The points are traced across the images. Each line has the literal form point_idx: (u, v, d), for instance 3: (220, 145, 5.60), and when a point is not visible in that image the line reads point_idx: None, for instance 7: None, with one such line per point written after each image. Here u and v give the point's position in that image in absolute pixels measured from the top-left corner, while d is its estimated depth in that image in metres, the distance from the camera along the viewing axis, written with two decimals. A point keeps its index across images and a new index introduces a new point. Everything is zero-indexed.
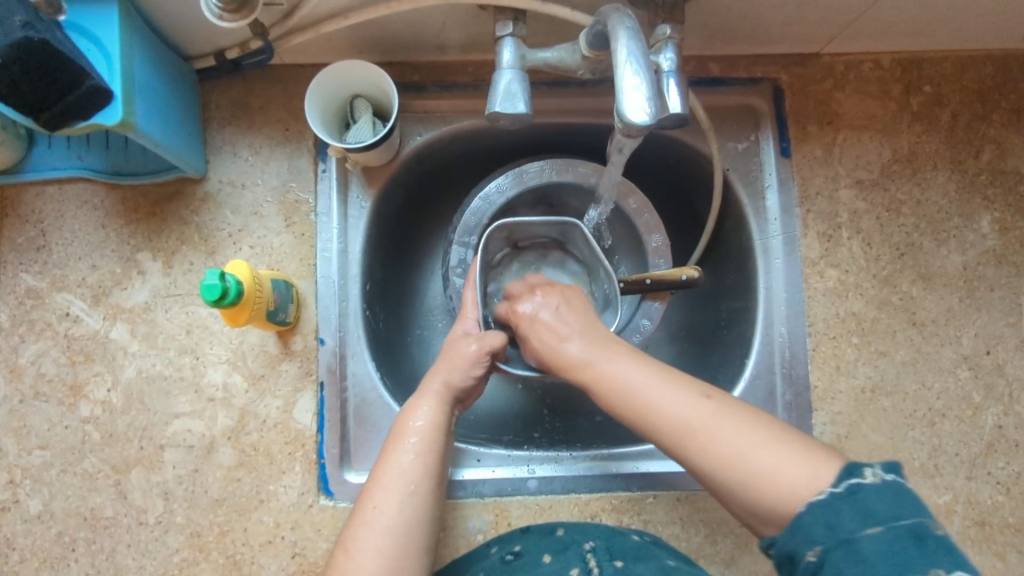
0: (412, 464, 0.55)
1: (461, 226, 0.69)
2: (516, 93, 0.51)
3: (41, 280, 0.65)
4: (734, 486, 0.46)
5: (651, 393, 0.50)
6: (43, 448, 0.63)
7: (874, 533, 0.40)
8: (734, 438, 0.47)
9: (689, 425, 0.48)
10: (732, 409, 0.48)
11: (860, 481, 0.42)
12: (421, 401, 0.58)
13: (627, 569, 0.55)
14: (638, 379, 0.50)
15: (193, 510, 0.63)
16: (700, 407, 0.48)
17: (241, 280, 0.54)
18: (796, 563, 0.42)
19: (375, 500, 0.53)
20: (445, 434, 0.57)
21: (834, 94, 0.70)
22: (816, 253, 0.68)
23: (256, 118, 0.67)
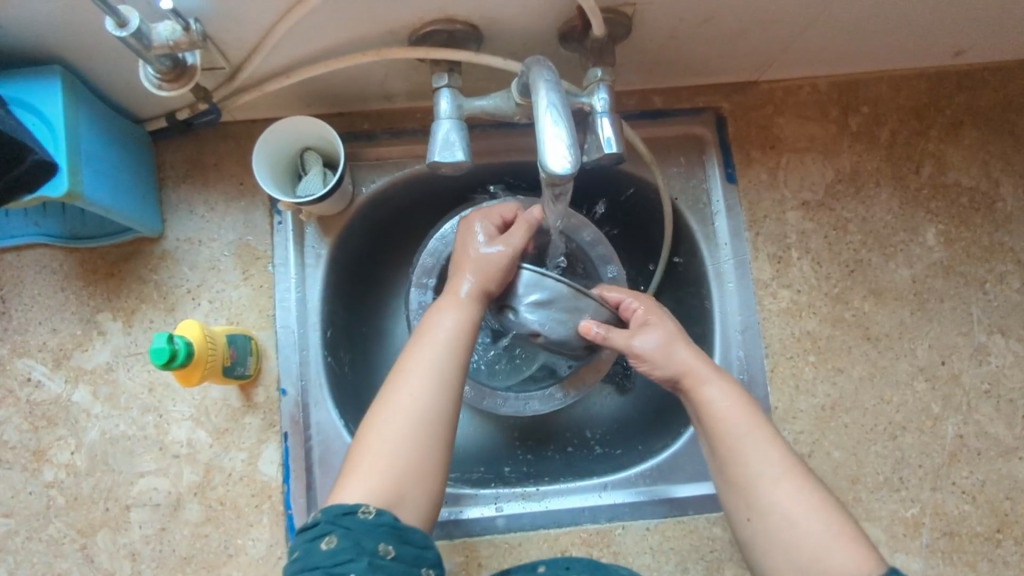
0: (443, 352, 0.55)
1: (419, 267, 0.71)
2: (454, 141, 0.53)
3: (2, 347, 0.65)
4: (772, 529, 0.51)
5: (751, 454, 0.53)
6: (7, 516, 0.63)
7: None
8: (818, 530, 0.50)
9: (776, 489, 0.52)
10: (818, 493, 0.52)
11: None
12: (455, 299, 0.59)
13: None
14: (743, 430, 0.54)
15: (161, 570, 0.63)
16: (790, 481, 0.52)
17: (192, 340, 0.54)
18: None
19: (402, 392, 0.53)
20: (470, 333, 0.57)
21: (774, 120, 0.72)
22: (767, 274, 0.69)
23: (210, 175, 0.68)
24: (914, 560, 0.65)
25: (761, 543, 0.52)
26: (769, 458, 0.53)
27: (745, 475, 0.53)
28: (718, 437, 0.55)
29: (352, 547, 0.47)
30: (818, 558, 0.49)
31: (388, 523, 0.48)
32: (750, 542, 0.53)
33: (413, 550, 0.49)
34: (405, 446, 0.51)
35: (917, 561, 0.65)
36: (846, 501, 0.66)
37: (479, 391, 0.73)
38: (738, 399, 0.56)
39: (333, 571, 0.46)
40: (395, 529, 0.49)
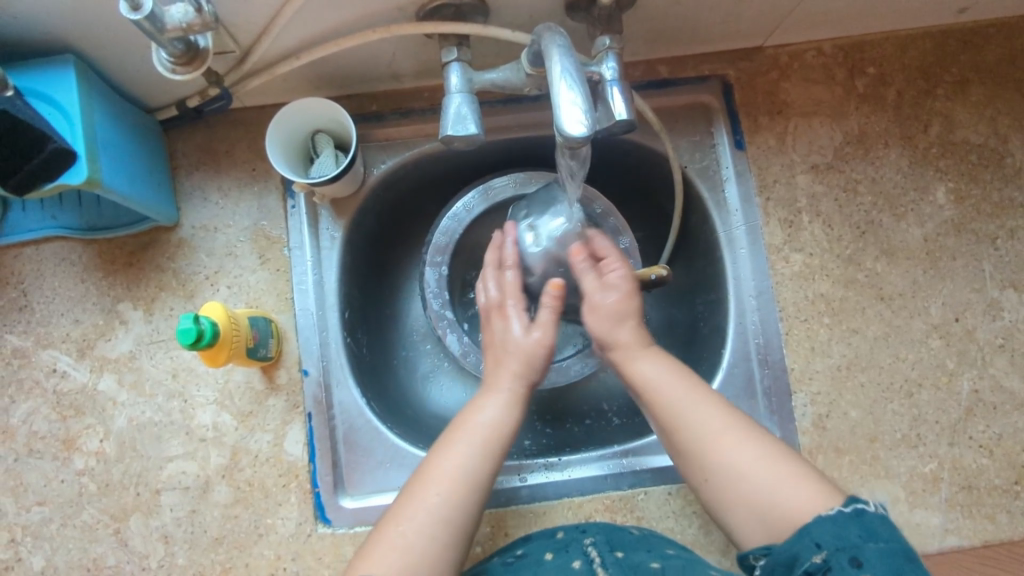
0: (473, 453, 0.55)
1: (432, 245, 0.72)
2: (467, 115, 0.54)
3: (26, 340, 0.66)
4: (732, 477, 0.52)
5: (695, 415, 0.55)
6: (41, 504, 0.64)
7: (875, 548, 0.46)
8: (773, 475, 0.52)
9: (721, 445, 0.53)
10: (765, 445, 0.53)
11: (865, 507, 0.48)
12: (490, 400, 0.58)
13: (627, 559, 0.57)
14: (680, 396, 0.56)
15: (193, 551, 0.64)
16: (736, 438, 0.54)
17: (218, 321, 0.54)
18: (793, 565, 0.48)
19: (427, 489, 0.53)
20: (507, 430, 0.57)
21: (781, 84, 0.72)
22: (779, 239, 0.70)
23: (222, 162, 0.69)
24: (934, 514, 0.66)
25: (727, 500, 0.53)
26: (715, 415, 0.55)
27: (695, 439, 0.54)
28: (659, 412, 0.56)
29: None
30: (775, 503, 0.51)
31: None
32: (710, 496, 0.54)
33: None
34: (422, 543, 0.51)
35: (937, 516, 0.66)
36: (865, 459, 0.67)
37: None
38: (670, 369, 0.58)
39: None
40: None
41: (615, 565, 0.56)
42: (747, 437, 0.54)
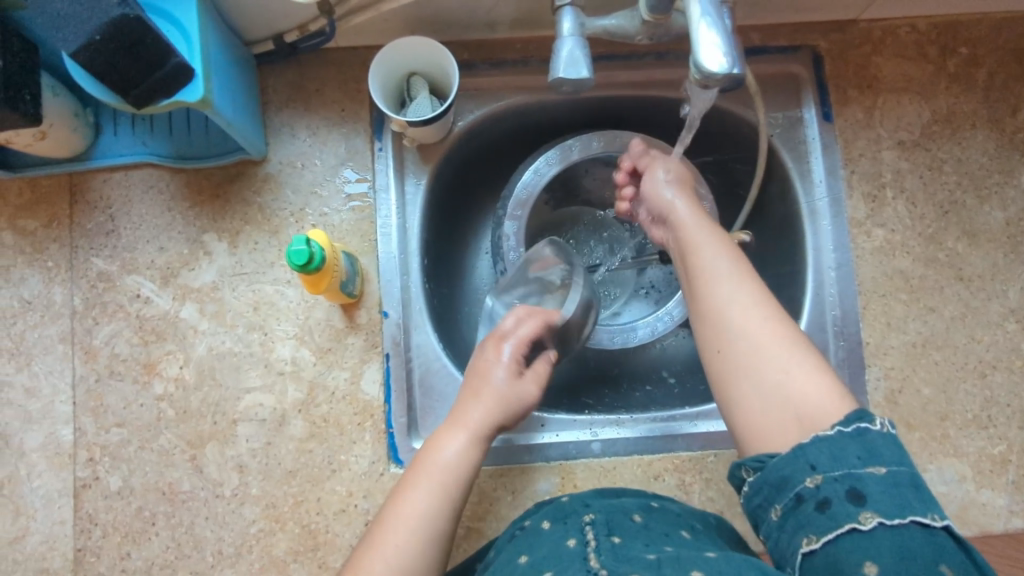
0: (440, 486, 0.56)
1: (514, 199, 0.71)
2: (579, 58, 0.54)
3: (111, 264, 0.67)
4: (742, 353, 0.52)
5: (737, 309, 0.53)
6: (119, 426, 0.65)
7: (876, 473, 0.44)
8: (786, 362, 0.50)
9: (745, 317, 0.53)
10: (792, 330, 0.52)
11: (868, 426, 0.46)
12: (456, 437, 0.58)
13: (624, 544, 0.52)
14: (713, 268, 0.56)
15: (267, 483, 0.65)
16: (765, 318, 0.52)
17: (324, 247, 0.55)
18: (787, 485, 0.46)
19: (384, 540, 0.53)
20: (464, 480, 0.57)
21: (873, 59, 0.71)
22: (862, 213, 0.70)
23: (312, 101, 0.69)
24: (999, 495, 0.66)
25: (743, 331, 0.52)
26: (733, 276, 0.55)
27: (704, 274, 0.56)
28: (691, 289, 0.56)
29: None
30: (784, 386, 0.50)
31: None
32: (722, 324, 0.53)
33: None
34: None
35: (1003, 497, 0.66)
36: (935, 437, 0.67)
37: None
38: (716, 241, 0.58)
39: None
40: None
41: (608, 551, 0.51)
42: (762, 316, 0.53)
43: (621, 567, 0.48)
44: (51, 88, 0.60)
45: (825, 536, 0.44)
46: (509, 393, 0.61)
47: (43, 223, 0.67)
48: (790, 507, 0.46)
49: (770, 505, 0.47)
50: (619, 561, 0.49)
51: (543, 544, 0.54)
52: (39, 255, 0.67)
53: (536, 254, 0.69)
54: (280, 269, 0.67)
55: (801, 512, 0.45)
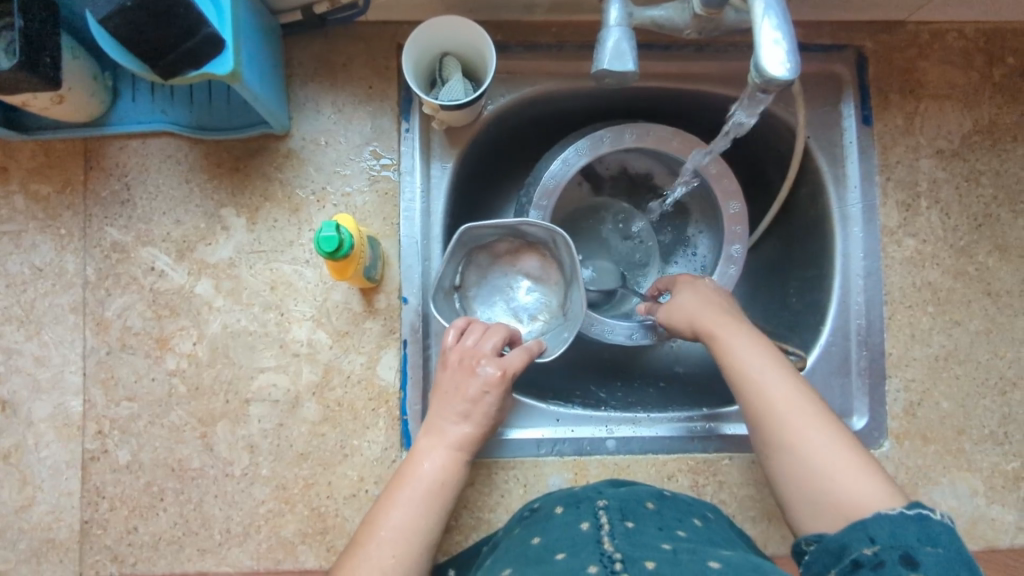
0: (416, 504, 0.56)
1: (541, 187, 0.70)
2: (625, 51, 0.52)
3: (126, 234, 0.65)
4: (791, 460, 0.52)
5: (781, 408, 0.54)
6: (130, 399, 0.64)
7: (934, 551, 0.44)
8: (835, 458, 0.51)
9: (790, 418, 0.53)
10: (834, 427, 0.53)
11: (930, 514, 0.46)
12: (434, 451, 0.59)
13: (637, 530, 0.51)
14: (756, 364, 0.56)
15: (278, 464, 0.64)
16: (806, 416, 0.53)
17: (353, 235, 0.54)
18: (844, 553, 0.47)
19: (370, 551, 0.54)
20: (441, 496, 0.57)
21: (917, 63, 0.69)
22: (895, 222, 0.68)
23: (339, 75, 0.67)
24: (1009, 512, 0.66)
25: (791, 434, 0.53)
26: (776, 374, 0.55)
27: (746, 375, 0.56)
28: (733, 388, 0.57)
29: None
30: (835, 488, 0.50)
31: None
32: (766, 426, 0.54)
33: None
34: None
35: (1013, 513, 0.66)
36: (950, 451, 0.67)
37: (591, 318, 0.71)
38: (759, 346, 0.57)
39: None
40: None
41: (623, 536, 0.50)
42: (811, 417, 0.53)
43: (636, 551, 0.47)
44: (71, 50, 0.57)
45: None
46: (479, 406, 0.60)
47: (56, 188, 0.65)
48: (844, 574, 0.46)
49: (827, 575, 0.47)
50: (633, 545, 0.48)
51: (555, 527, 0.54)
52: (52, 221, 0.65)
53: (544, 276, 0.69)
54: (299, 249, 0.65)
55: None
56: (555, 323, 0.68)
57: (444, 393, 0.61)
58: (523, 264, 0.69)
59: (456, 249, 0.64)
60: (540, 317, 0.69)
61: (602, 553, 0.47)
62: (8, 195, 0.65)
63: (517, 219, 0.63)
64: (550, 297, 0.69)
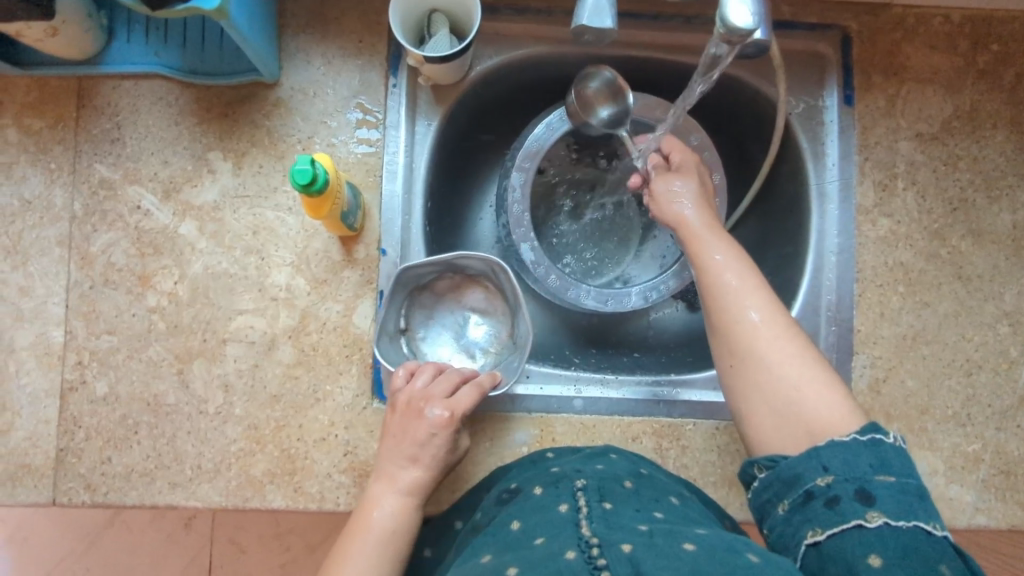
0: (377, 556, 0.57)
1: (524, 150, 0.71)
2: (604, 7, 0.53)
3: (114, 172, 0.66)
4: (754, 376, 0.54)
5: (753, 322, 0.55)
6: (110, 333, 0.65)
7: (885, 480, 0.47)
8: (800, 374, 0.53)
9: (756, 333, 0.55)
10: (801, 343, 0.54)
11: (882, 438, 0.49)
12: (387, 495, 0.59)
13: (613, 511, 0.52)
14: (735, 281, 0.57)
15: (251, 404, 0.65)
16: (774, 330, 0.55)
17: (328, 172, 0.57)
18: (798, 482, 0.49)
19: None
20: (399, 543, 0.58)
21: (902, 46, 0.70)
22: (870, 202, 0.69)
23: (331, 29, 0.68)
24: (967, 492, 0.67)
25: (760, 349, 0.54)
26: (751, 287, 0.56)
27: (722, 291, 0.57)
28: (707, 299, 0.58)
29: None
30: (795, 402, 0.52)
31: None
32: (738, 342, 0.55)
33: None
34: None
35: (971, 493, 0.67)
36: (912, 429, 0.68)
37: (565, 282, 0.72)
38: (736, 260, 0.58)
39: None
40: None
41: (601, 518, 0.51)
42: (782, 337, 0.54)
43: (613, 534, 0.48)
44: None
45: (830, 529, 0.47)
46: (428, 448, 0.60)
47: (49, 124, 0.67)
48: (797, 502, 0.49)
49: (779, 499, 0.51)
50: (610, 528, 0.49)
51: (533, 509, 0.54)
52: (43, 155, 0.66)
53: (490, 308, 0.72)
54: (283, 196, 0.67)
55: (809, 508, 0.48)
56: (505, 352, 0.70)
57: (393, 436, 0.61)
58: (467, 299, 0.72)
59: (395, 291, 0.67)
60: (491, 350, 0.71)
61: (579, 537, 0.48)
62: (2, 127, 0.66)
63: (454, 254, 0.66)
64: (498, 327, 0.72)
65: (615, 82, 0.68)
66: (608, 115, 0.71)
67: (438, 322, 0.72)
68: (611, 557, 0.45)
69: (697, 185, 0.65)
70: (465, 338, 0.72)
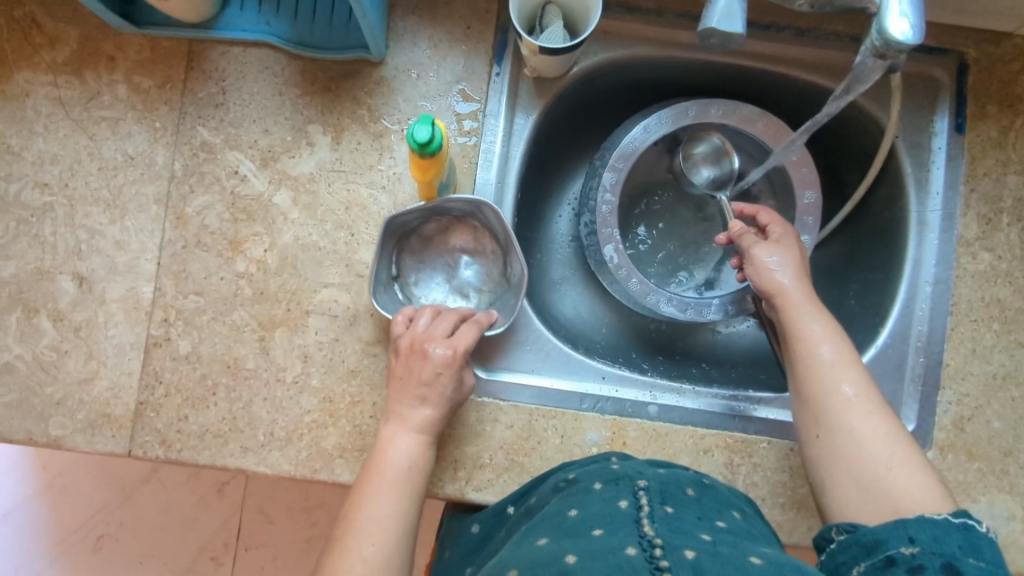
0: (395, 499, 0.57)
1: (619, 150, 0.70)
2: (735, 11, 0.52)
3: (216, 136, 0.67)
4: (843, 449, 0.54)
5: (844, 399, 0.55)
6: (197, 294, 0.66)
7: (975, 563, 0.45)
8: (890, 455, 0.53)
9: (847, 407, 0.55)
10: (892, 423, 0.54)
11: (974, 525, 0.48)
12: (400, 435, 0.60)
13: (675, 515, 0.50)
14: (830, 354, 0.57)
15: (328, 377, 0.66)
16: (867, 408, 0.55)
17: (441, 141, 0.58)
18: (879, 547, 0.48)
19: (360, 539, 0.54)
20: (415, 480, 0.59)
21: (1020, 77, 0.68)
22: (972, 233, 0.67)
23: (440, 12, 0.68)
24: None
25: (850, 423, 0.55)
26: (845, 363, 0.57)
27: (815, 362, 0.57)
28: (798, 369, 0.58)
29: None
30: (882, 480, 0.52)
31: None
32: (826, 412, 0.56)
33: None
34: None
35: None
36: (994, 471, 0.66)
37: (645, 287, 0.71)
38: (832, 332, 0.58)
39: None
40: None
41: (663, 519, 0.49)
42: (874, 416, 0.55)
43: (676, 538, 0.46)
44: None
45: None
46: (436, 387, 0.61)
47: (157, 83, 0.68)
48: (875, 567, 0.47)
49: (854, 562, 0.49)
50: (673, 531, 0.47)
51: (593, 502, 0.52)
52: (149, 114, 0.67)
53: (477, 249, 0.71)
54: (378, 174, 0.67)
55: (889, 573, 0.46)
56: (498, 293, 0.70)
57: (399, 378, 0.62)
58: (454, 243, 0.71)
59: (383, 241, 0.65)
60: (483, 289, 0.71)
61: (641, 535, 0.46)
62: (112, 83, 0.68)
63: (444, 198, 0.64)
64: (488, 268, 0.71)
65: (723, 145, 0.74)
66: (711, 177, 0.76)
67: (427, 264, 0.70)
68: (673, 560, 0.43)
69: (793, 257, 0.63)
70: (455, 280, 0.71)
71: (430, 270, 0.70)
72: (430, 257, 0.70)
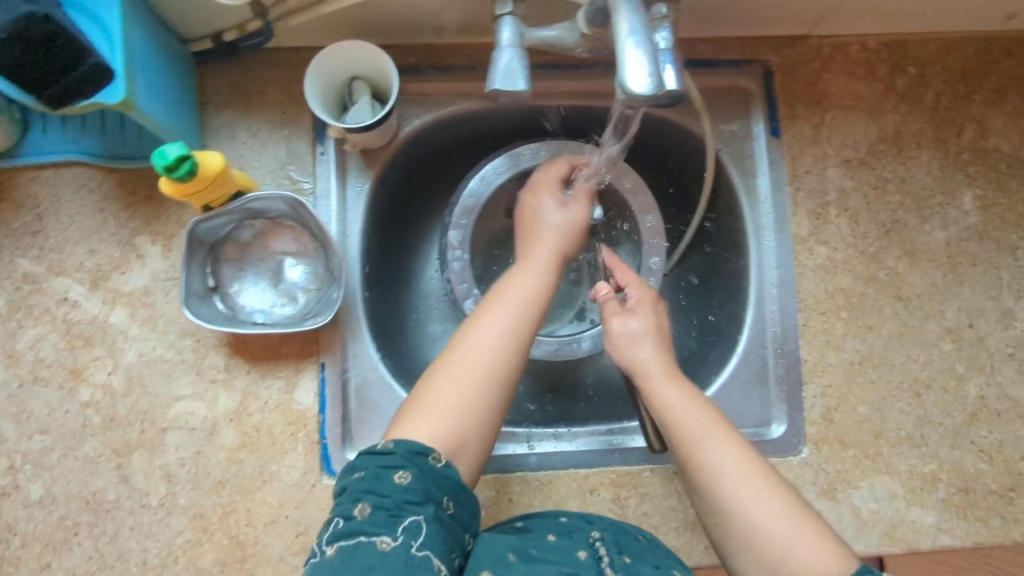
0: (513, 311, 0.60)
1: (459, 206, 0.71)
2: (516, 70, 0.53)
3: (38, 265, 0.65)
4: (740, 527, 0.54)
5: (725, 475, 0.56)
6: (42, 433, 0.63)
7: None
8: (784, 522, 0.53)
9: (730, 481, 0.55)
10: (778, 488, 0.55)
11: None
12: (527, 277, 0.63)
13: (634, 566, 0.55)
14: (701, 430, 0.57)
15: (195, 492, 0.63)
16: (749, 478, 0.55)
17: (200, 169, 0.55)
18: None
19: (468, 361, 0.57)
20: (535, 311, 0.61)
21: (822, 75, 0.71)
22: (805, 230, 0.70)
23: (253, 101, 0.67)
24: (929, 514, 0.67)
25: (738, 503, 0.55)
26: (716, 433, 0.57)
27: (689, 443, 0.57)
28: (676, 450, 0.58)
29: (422, 490, 0.51)
30: (783, 554, 0.52)
31: (452, 477, 0.53)
32: (714, 495, 0.56)
33: (466, 512, 0.54)
34: (454, 404, 0.56)
35: (932, 515, 0.67)
36: (868, 454, 0.68)
37: None
38: (697, 404, 0.59)
39: (401, 507, 0.50)
40: (456, 486, 0.53)
41: (621, 569, 0.55)
42: (760, 483, 0.55)
43: None
44: None
45: None
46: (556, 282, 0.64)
47: None
48: None
49: None
50: None
51: (553, 550, 0.55)
52: None
53: (300, 249, 0.66)
54: None
55: None
56: (326, 291, 0.65)
57: None
58: (276, 243, 0.66)
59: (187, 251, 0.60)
60: (312, 288, 0.66)
61: None
62: None
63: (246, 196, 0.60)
64: (314, 267, 0.66)
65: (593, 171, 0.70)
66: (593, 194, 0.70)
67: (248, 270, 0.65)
68: None
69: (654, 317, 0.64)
70: (281, 285, 0.66)
71: (251, 277, 0.65)
72: (250, 262, 0.65)
